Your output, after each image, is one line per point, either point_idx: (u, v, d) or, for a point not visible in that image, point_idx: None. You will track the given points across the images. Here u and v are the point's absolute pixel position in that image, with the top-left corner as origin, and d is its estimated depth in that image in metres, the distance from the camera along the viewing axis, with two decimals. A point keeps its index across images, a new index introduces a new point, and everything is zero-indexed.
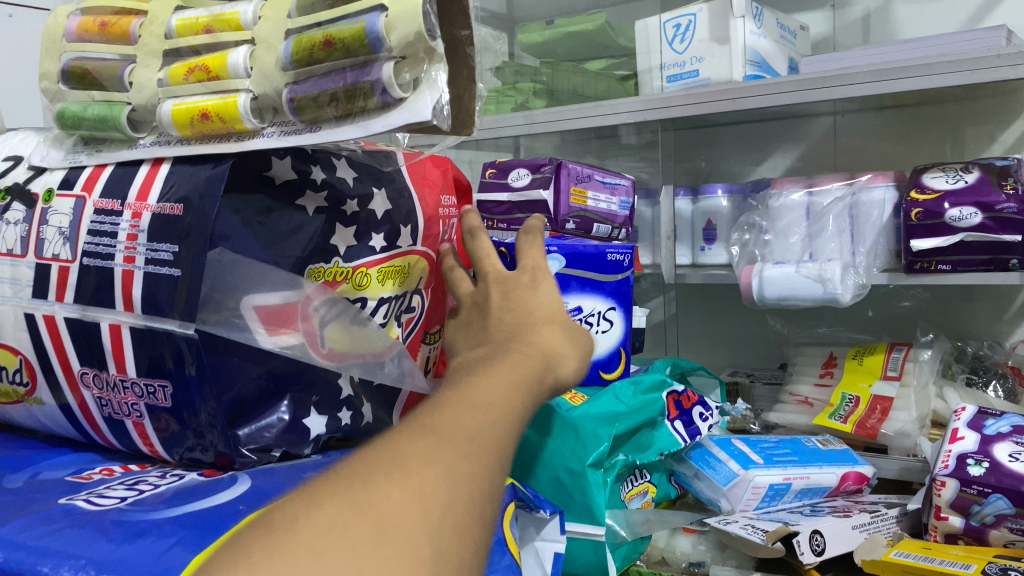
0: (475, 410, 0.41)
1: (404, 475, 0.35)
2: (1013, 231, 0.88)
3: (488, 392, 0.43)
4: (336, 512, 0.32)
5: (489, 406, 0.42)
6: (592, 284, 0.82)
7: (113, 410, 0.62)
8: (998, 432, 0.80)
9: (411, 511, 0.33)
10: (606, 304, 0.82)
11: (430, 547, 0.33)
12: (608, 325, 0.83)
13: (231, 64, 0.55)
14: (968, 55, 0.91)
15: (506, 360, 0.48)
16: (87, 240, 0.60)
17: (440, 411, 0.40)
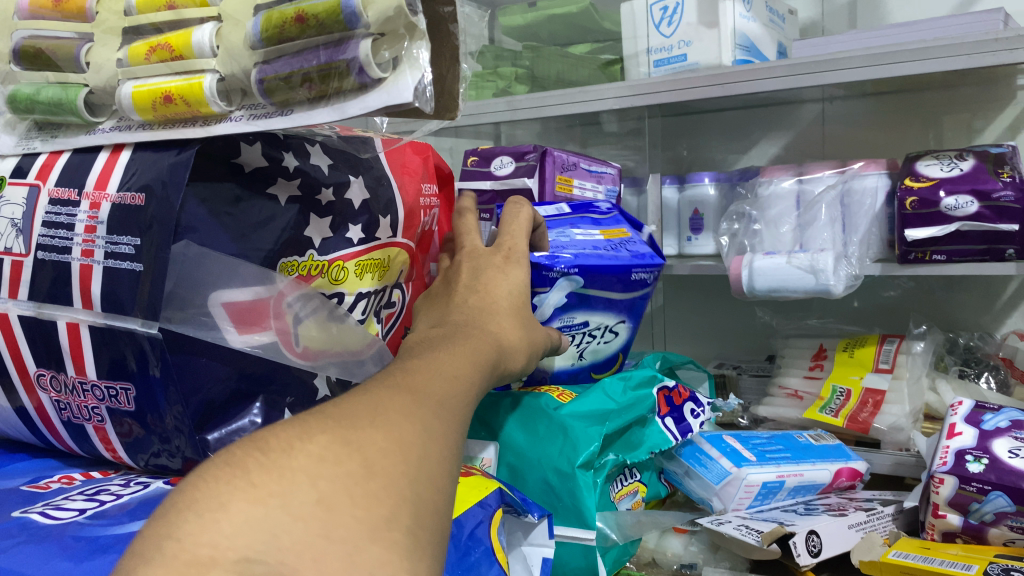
0: (432, 374, 0.41)
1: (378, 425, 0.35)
2: (1009, 220, 0.85)
3: (443, 361, 0.43)
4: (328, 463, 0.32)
5: (446, 371, 0.42)
6: (605, 301, 0.75)
7: (72, 414, 0.58)
8: (996, 427, 0.78)
9: (394, 460, 0.33)
10: (615, 319, 0.77)
11: (415, 494, 0.33)
12: (612, 337, 0.79)
13: (195, 43, 0.51)
14: (964, 39, 0.88)
15: (465, 337, 0.48)
16: (41, 232, 0.56)
17: (400, 373, 0.40)
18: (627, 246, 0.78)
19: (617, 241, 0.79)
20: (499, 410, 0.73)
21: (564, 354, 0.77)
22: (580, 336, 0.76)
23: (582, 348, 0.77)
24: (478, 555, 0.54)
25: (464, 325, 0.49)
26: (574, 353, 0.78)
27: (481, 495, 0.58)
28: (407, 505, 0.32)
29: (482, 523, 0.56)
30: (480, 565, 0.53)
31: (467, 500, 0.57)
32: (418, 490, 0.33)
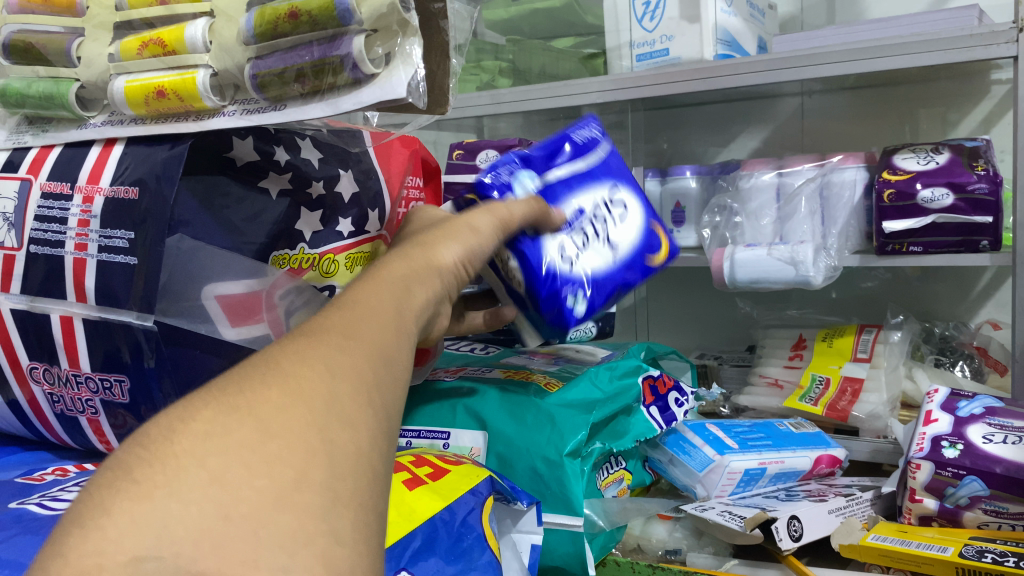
0: (370, 311, 0.36)
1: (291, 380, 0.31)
2: (984, 213, 0.88)
3: (383, 294, 0.38)
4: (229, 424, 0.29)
5: (383, 306, 0.37)
6: (577, 180, 0.64)
7: (65, 406, 0.59)
8: (971, 414, 0.80)
9: (298, 414, 0.29)
10: (606, 186, 0.65)
11: (325, 443, 0.29)
12: (621, 207, 0.65)
13: (188, 37, 0.52)
14: (940, 35, 0.89)
15: (416, 271, 0.43)
16: (33, 226, 0.56)
17: (331, 315, 0.35)
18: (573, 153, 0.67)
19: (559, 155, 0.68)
20: (487, 400, 0.75)
21: (592, 250, 0.61)
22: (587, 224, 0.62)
23: (600, 228, 0.62)
24: (470, 540, 0.55)
25: (415, 255, 0.45)
26: (600, 244, 0.62)
27: (472, 483, 0.59)
28: (320, 460, 0.28)
29: (474, 510, 0.57)
30: (473, 551, 0.54)
31: (459, 487, 0.58)
32: (329, 441, 0.29)
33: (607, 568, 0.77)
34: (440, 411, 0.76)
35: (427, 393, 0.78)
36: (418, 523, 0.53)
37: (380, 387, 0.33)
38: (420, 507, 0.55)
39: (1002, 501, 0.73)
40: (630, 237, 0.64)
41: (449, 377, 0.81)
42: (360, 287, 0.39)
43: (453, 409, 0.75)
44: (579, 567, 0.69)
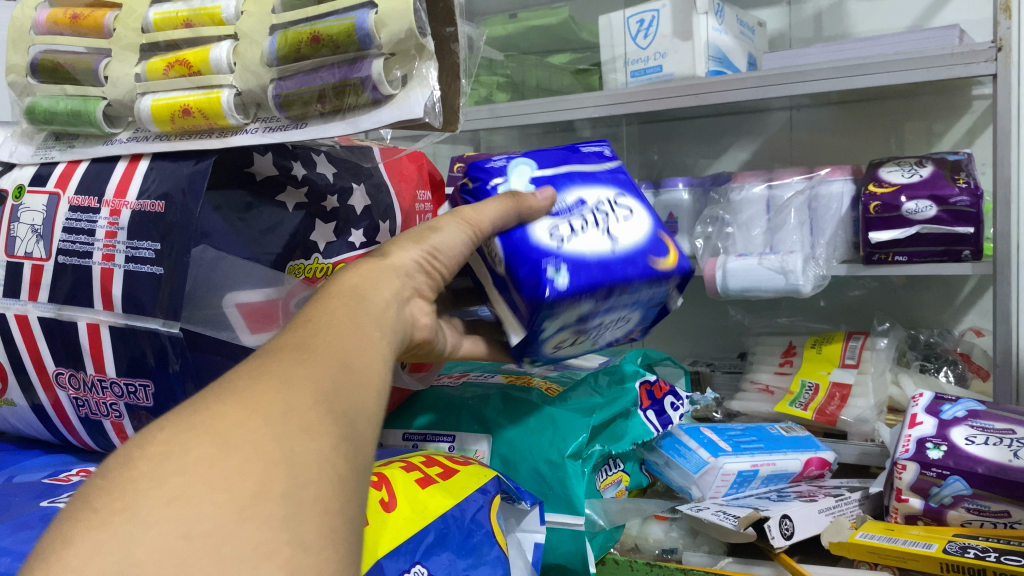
0: (319, 335, 0.36)
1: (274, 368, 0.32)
2: (965, 224, 0.91)
3: (332, 317, 0.38)
4: (225, 401, 0.29)
5: (331, 328, 0.37)
6: (631, 286, 0.58)
7: (90, 410, 0.61)
8: (954, 417, 0.84)
9: (256, 426, 0.29)
10: (641, 297, 0.60)
11: (286, 446, 0.29)
12: (632, 316, 0.61)
13: (213, 59, 0.54)
14: (923, 54, 0.93)
15: (370, 291, 0.43)
16: (62, 238, 0.59)
17: (283, 347, 0.35)
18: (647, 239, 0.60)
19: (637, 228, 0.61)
20: (490, 405, 0.78)
21: (573, 337, 0.60)
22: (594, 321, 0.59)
23: (597, 328, 0.60)
24: (479, 536, 0.57)
25: (371, 275, 0.45)
26: (584, 336, 0.61)
27: (481, 482, 0.62)
28: (281, 471, 0.27)
29: (482, 507, 0.60)
30: (482, 546, 0.57)
31: (469, 486, 0.61)
32: (291, 452, 0.28)
33: (606, 567, 0.80)
34: (444, 416, 0.79)
35: (430, 397, 0.82)
36: (431, 520, 0.56)
37: (353, 372, 0.34)
38: (433, 504, 0.57)
39: (984, 500, 0.76)
40: (617, 331, 0.63)
41: (453, 383, 0.84)
42: (306, 315, 0.38)
43: (458, 413, 0.78)
44: (580, 564, 0.71)
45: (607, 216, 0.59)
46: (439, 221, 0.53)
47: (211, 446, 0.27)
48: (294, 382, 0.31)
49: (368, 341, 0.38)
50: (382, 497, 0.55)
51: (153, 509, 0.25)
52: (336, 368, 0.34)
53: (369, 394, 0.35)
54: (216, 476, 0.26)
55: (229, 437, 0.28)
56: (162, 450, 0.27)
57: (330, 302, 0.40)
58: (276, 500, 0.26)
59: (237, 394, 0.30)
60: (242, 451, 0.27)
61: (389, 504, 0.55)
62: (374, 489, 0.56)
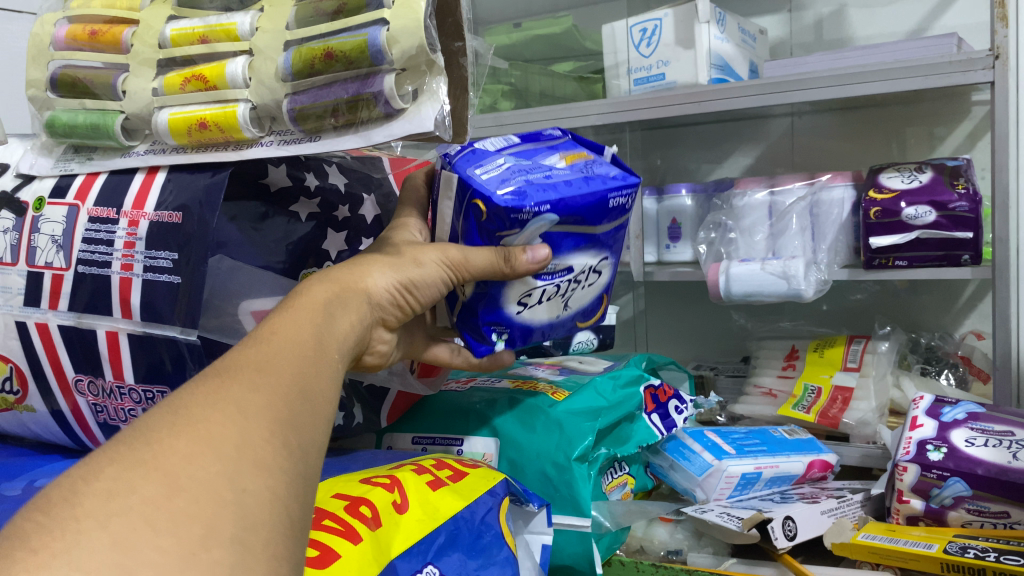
0: (281, 354, 0.38)
1: (226, 400, 0.34)
2: (964, 229, 0.93)
3: (295, 334, 0.41)
4: (174, 436, 0.31)
5: (292, 347, 0.39)
6: (586, 237, 0.58)
7: (109, 415, 0.63)
8: (954, 419, 0.85)
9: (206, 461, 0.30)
10: (600, 255, 0.60)
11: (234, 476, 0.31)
12: (597, 277, 0.61)
13: (229, 75, 0.56)
14: (921, 62, 0.95)
15: (337, 310, 0.46)
16: (82, 248, 0.60)
17: (242, 366, 0.36)
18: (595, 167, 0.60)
19: (580, 163, 0.60)
20: (499, 409, 0.80)
21: (548, 304, 0.60)
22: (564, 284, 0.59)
23: (567, 296, 0.60)
24: (488, 537, 0.59)
25: (342, 294, 0.48)
26: (558, 304, 0.61)
27: (490, 485, 0.63)
28: (227, 511, 0.29)
29: (492, 509, 0.61)
30: (491, 547, 0.58)
31: (478, 488, 0.62)
32: (239, 491, 0.30)
33: (612, 568, 0.81)
34: (454, 419, 0.80)
35: (438, 402, 0.83)
36: (442, 521, 0.57)
37: (308, 399, 0.37)
38: (443, 505, 0.58)
39: (984, 500, 0.77)
40: (589, 296, 0.62)
41: (462, 387, 0.86)
42: (270, 328, 0.40)
43: (467, 418, 0.80)
44: (587, 566, 0.73)
45: (580, 284, 0.61)
46: (419, 249, 0.55)
47: (159, 486, 0.29)
48: (249, 413, 0.33)
49: (326, 362, 0.41)
50: (394, 499, 0.57)
51: (95, 549, 0.26)
52: (291, 400, 0.36)
53: (319, 425, 0.37)
54: (163, 518, 0.28)
55: (177, 476, 0.29)
56: (106, 489, 0.28)
57: (294, 317, 0.42)
58: (223, 541, 0.28)
59: (187, 428, 0.32)
60: (189, 492, 0.29)
61: (401, 506, 0.57)
62: (387, 491, 0.57)
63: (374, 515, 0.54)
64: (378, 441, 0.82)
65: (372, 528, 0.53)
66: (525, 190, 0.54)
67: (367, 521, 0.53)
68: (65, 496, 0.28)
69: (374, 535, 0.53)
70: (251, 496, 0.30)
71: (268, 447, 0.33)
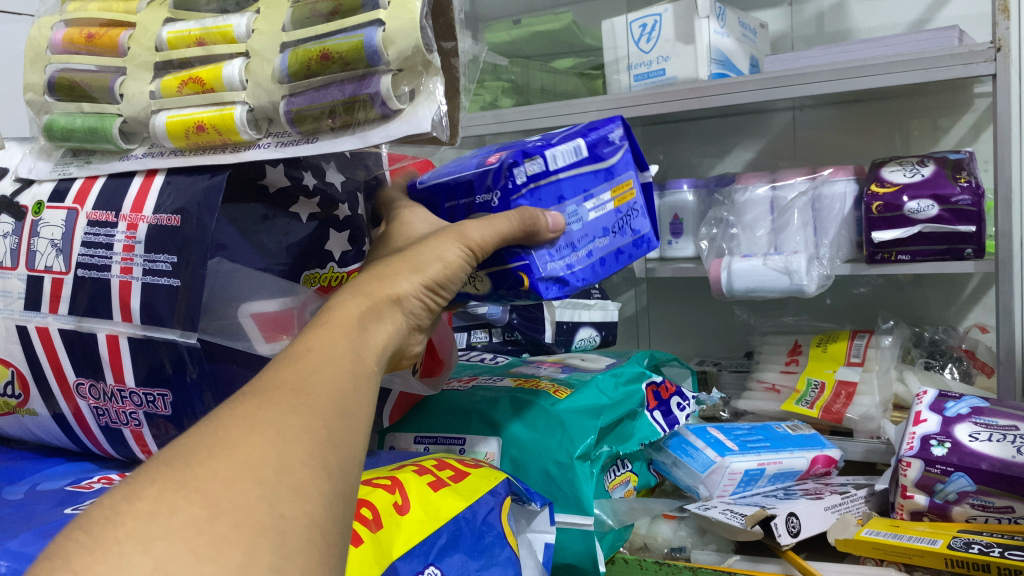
0: (319, 371, 0.39)
1: (265, 423, 0.35)
2: (967, 222, 0.92)
3: (332, 350, 0.41)
4: (214, 459, 0.32)
5: (326, 363, 0.40)
6: None
7: (110, 418, 0.63)
8: (958, 413, 0.85)
9: (249, 488, 0.32)
10: None
11: (273, 494, 0.32)
12: None
13: (226, 77, 0.56)
14: (922, 55, 0.94)
15: (368, 322, 0.45)
16: (81, 252, 0.60)
17: (280, 386, 0.37)
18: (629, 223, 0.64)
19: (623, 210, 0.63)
20: (500, 407, 0.79)
21: None
22: None
23: None
24: (491, 538, 0.59)
25: (372, 305, 0.47)
26: None
27: (491, 484, 0.63)
28: (268, 538, 0.30)
29: (494, 509, 0.61)
30: (493, 548, 0.58)
31: (480, 488, 0.62)
32: (279, 516, 0.31)
33: (616, 566, 0.82)
34: (455, 419, 0.80)
35: (438, 401, 0.83)
36: (443, 522, 0.57)
37: (346, 418, 0.38)
38: (445, 506, 0.59)
39: (988, 495, 0.77)
40: None
41: (463, 386, 0.85)
42: (307, 345, 0.41)
43: (468, 417, 0.80)
44: (590, 564, 0.73)
45: None
46: (438, 242, 0.53)
47: (199, 510, 0.30)
48: (288, 438, 0.34)
49: (363, 379, 0.41)
50: (395, 500, 0.57)
51: (138, 573, 0.27)
52: (328, 419, 0.37)
53: (359, 436, 0.38)
54: (204, 544, 0.29)
55: (216, 499, 0.31)
56: (149, 510, 0.30)
57: (329, 332, 0.43)
58: (263, 566, 0.29)
59: (227, 453, 0.33)
60: (230, 517, 0.30)
61: (403, 507, 0.57)
62: (388, 492, 0.57)
63: (375, 517, 0.54)
64: (380, 441, 0.82)
65: (374, 531, 0.53)
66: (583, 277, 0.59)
67: (368, 524, 0.53)
68: (107, 516, 0.29)
69: (375, 537, 0.53)
70: (288, 522, 0.31)
71: (307, 470, 0.34)
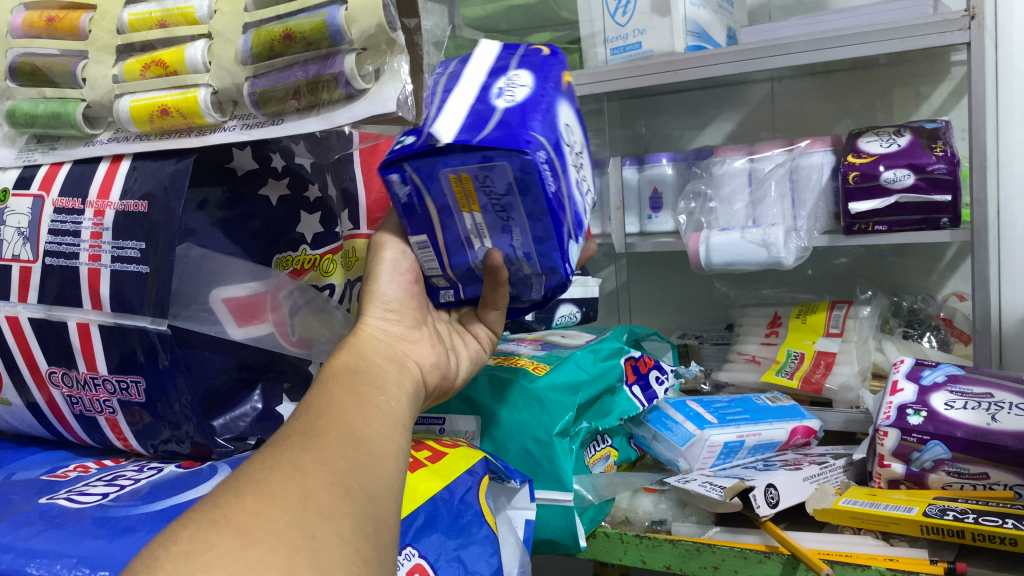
0: (323, 418, 0.44)
1: (284, 460, 0.39)
2: (943, 191, 0.93)
3: (331, 401, 0.46)
4: (243, 498, 0.36)
5: (331, 408, 0.45)
6: (562, 145, 0.57)
7: (84, 407, 0.62)
8: (934, 382, 0.85)
9: (270, 521, 0.35)
10: (562, 119, 0.59)
11: (306, 541, 0.35)
12: (570, 131, 0.60)
13: (189, 59, 0.55)
14: (897, 24, 0.94)
15: (366, 368, 0.52)
16: (48, 239, 0.59)
17: (291, 434, 0.42)
18: (491, 182, 0.52)
19: (478, 179, 0.53)
20: (478, 386, 0.79)
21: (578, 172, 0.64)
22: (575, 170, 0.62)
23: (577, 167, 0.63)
24: (468, 517, 0.59)
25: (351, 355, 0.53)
26: (580, 159, 0.64)
27: (468, 464, 0.64)
28: (304, 557, 0.34)
29: (471, 488, 0.61)
30: (471, 526, 0.59)
31: (457, 468, 0.62)
32: (308, 544, 0.34)
33: (597, 540, 0.83)
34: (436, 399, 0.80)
35: None
36: (420, 502, 0.57)
37: (363, 444, 0.43)
38: (422, 487, 0.59)
39: (964, 462, 0.77)
40: (571, 118, 0.61)
41: None
42: (309, 401, 0.46)
43: (448, 397, 0.79)
44: (570, 539, 0.74)
45: (574, 148, 0.61)
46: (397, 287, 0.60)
47: (235, 539, 0.33)
48: (306, 470, 0.39)
49: (356, 408, 0.46)
50: None
51: None
52: (347, 452, 0.41)
53: (354, 472, 0.40)
54: (242, 567, 0.32)
55: (250, 530, 0.34)
56: (186, 549, 0.32)
57: (334, 387, 0.47)
58: None
59: (253, 491, 0.36)
60: (264, 542, 0.33)
61: None
62: None
63: None
64: None
65: None
66: (555, 253, 0.55)
67: None
68: (149, 561, 0.32)
69: None
70: (320, 542, 0.35)
71: (330, 496, 0.38)
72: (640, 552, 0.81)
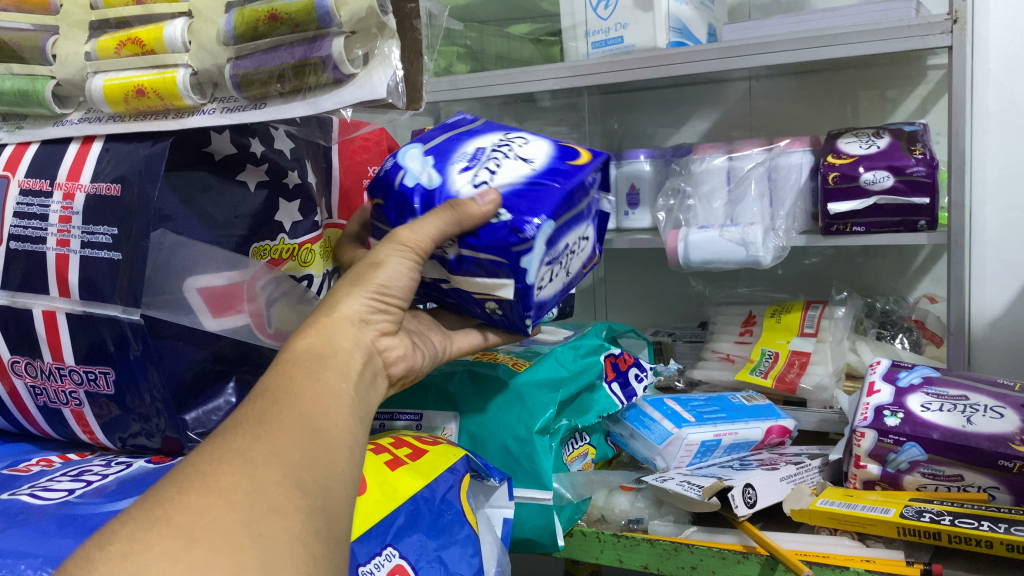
0: (281, 404, 0.41)
1: (231, 452, 0.37)
2: (921, 194, 0.93)
3: (298, 388, 0.43)
4: (187, 494, 0.34)
5: (293, 394, 0.42)
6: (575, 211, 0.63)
7: (48, 398, 0.59)
8: (910, 384, 0.86)
9: (226, 523, 0.33)
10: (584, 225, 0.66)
11: (256, 542, 0.33)
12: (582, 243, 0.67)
13: (167, 38, 0.53)
14: (880, 25, 0.94)
15: (332, 352, 0.47)
16: (13, 223, 0.57)
17: (245, 422, 0.40)
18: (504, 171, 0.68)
19: None
20: (456, 381, 0.79)
21: (557, 277, 0.64)
22: (564, 256, 0.64)
23: (568, 264, 0.65)
24: (450, 516, 0.58)
25: (324, 333, 0.49)
26: (563, 275, 0.65)
27: (449, 462, 0.62)
28: (249, 559, 0.32)
29: (452, 487, 0.60)
30: (452, 526, 0.57)
31: (438, 466, 0.61)
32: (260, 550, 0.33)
33: (574, 539, 0.82)
34: (413, 394, 0.79)
35: None
36: (401, 502, 0.56)
37: (322, 437, 0.40)
38: (403, 486, 0.57)
39: (938, 464, 0.78)
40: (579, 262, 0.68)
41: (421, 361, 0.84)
42: (268, 384, 0.43)
43: (425, 392, 0.79)
44: (549, 538, 0.73)
45: (575, 252, 0.66)
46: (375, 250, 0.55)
47: (176, 540, 0.32)
48: (257, 462, 0.37)
49: (337, 397, 0.44)
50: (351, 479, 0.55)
51: None
52: (302, 441, 0.39)
53: (331, 475, 0.39)
54: (184, 570, 0.31)
55: (194, 530, 0.32)
56: (122, 551, 0.31)
57: (296, 369, 0.44)
58: None
59: (197, 486, 0.35)
60: (206, 542, 0.32)
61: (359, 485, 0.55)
62: None
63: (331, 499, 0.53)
64: None
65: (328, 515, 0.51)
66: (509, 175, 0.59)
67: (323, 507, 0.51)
68: (81, 563, 0.31)
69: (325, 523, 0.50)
70: (267, 539, 0.33)
71: (281, 489, 0.36)
72: (617, 552, 0.80)
